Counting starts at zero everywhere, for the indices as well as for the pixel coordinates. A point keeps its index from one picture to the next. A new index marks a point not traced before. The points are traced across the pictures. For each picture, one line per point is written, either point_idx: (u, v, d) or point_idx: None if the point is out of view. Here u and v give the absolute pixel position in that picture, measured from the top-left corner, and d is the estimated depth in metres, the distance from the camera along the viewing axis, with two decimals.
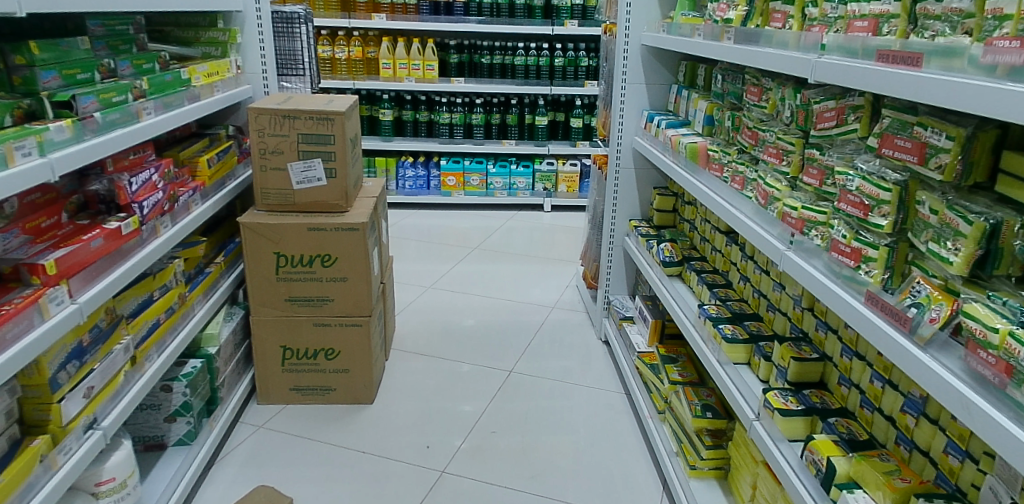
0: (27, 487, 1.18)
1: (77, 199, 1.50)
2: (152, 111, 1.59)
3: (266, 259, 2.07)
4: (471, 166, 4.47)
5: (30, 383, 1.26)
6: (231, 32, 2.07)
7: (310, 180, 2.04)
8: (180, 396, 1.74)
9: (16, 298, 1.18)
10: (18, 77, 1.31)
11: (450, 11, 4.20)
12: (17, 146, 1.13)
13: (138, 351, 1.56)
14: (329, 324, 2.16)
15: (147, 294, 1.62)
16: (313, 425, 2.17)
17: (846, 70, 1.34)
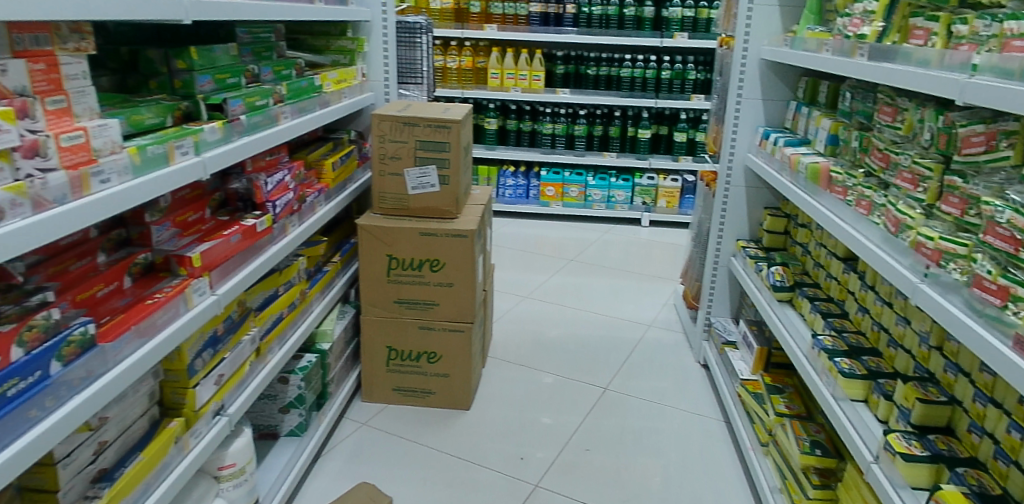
0: (162, 466, 1.28)
1: (219, 196, 1.61)
2: (289, 115, 1.68)
3: (378, 261, 2.12)
4: (571, 177, 4.45)
5: (172, 368, 1.33)
6: (359, 41, 2.15)
7: (424, 186, 2.08)
8: (295, 388, 1.81)
9: (166, 287, 1.30)
10: (178, 80, 1.40)
11: (559, 22, 4.22)
12: (177, 145, 1.26)
13: (262, 343, 1.63)
14: (433, 328, 2.19)
15: (272, 289, 1.70)
16: (412, 426, 2.21)
17: (999, 94, 1.22)
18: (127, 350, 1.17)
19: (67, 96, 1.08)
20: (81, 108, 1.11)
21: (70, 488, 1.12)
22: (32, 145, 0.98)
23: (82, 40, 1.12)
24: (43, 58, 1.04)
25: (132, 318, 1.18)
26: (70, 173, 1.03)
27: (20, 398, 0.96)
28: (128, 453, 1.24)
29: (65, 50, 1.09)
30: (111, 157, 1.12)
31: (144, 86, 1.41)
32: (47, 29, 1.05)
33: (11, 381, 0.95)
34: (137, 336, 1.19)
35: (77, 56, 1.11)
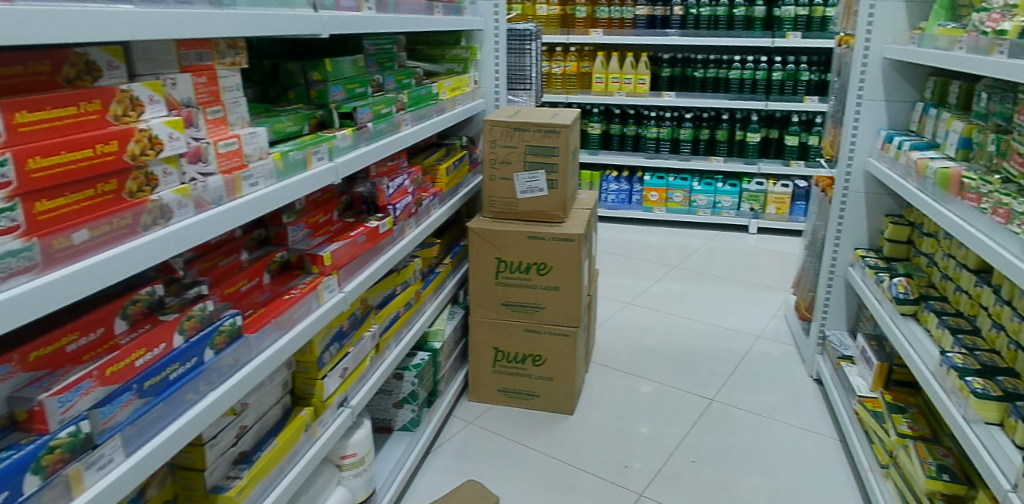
0: (294, 452, 1.37)
1: (346, 198, 1.70)
2: (409, 122, 1.77)
3: (487, 263, 2.17)
4: (675, 182, 4.36)
5: (304, 359, 1.43)
6: (473, 50, 2.22)
7: (533, 189, 2.12)
8: (409, 384, 1.87)
9: (301, 283, 1.39)
10: (314, 90, 1.51)
11: (666, 25, 4.16)
12: (314, 151, 1.36)
13: (381, 339, 1.71)
14: (539, 331, 2.21)
15: (391, 288, 1.77)
16: (517, 428, 2.24)
17: None
18: (267, 341, 1.26)
19: (224, 106, 1.18)
20: (235, 117, 1.21)
21: (215, 468, 1.21)
22: (196, 152, 1.08)
23: (237, 55, 1.23)
24: (204, 72, 1.14)
25: (271, 311, 1.28)
26: (226, 177, 1.14)
27: (178, 382, 1.07)
28: (264, 437, 1.33)
29: (223, 64, 1.19)
30: (259, 162, 1.23)
31: (284, 96, 1.52)
32: (209, 46, 1.16)
33: (170, 366, 1.05)
34: (276, 328, 1.28)
35: (232, 69, 1.21)
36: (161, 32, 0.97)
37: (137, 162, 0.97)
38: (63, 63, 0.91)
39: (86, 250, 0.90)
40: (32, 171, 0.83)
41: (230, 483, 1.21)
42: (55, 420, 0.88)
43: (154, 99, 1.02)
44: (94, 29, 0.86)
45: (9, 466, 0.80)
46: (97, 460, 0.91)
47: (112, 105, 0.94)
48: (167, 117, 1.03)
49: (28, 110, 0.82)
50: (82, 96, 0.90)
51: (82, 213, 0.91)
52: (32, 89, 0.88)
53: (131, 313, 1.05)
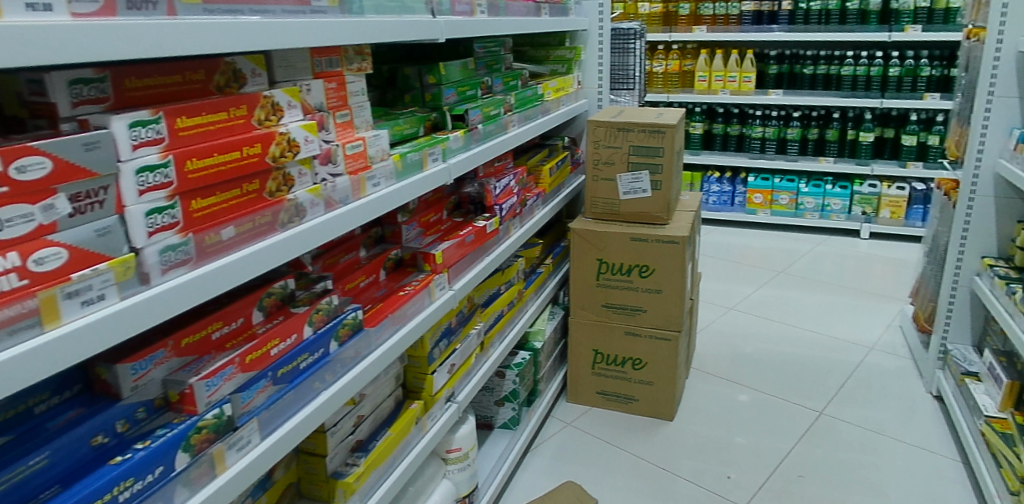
0: (406, 444, 1.43)
1: (454, 199, 1.75)
2: (516, 123, 1.81)
3: (588, 264, 2.17)
4: (781, 183, 4.20)
5: (415, 354, 1.48)
6: (576, 50, 2.24)
7: (636, 190, 2.11)
8: (510, 383, 1.90)
9: (414, 280, 1.45)
10: (428, 93, 1.55)
11: (773, 20, 4.01)
12: (430, 153, 1.42)
13: (486, 337, 1.75)
14: (640, 334, 2.19)
15: (496, 287, 1.81)
16: (615, 431, 2.22)
17: None
18: (385, 335, 1.32)
19: (350, 110, 1.24)
20: (360, 120, 1.27)
21: (335, 455, 1.28)
22: (327, 154, 1.15)
23: (363, 61, 1.28)
24: (334, 78, 1.20)
25: (388, 307, 1.34)
26: (352, 177, 1.20)
27: (307, 371, 1.13)
28: (378, 428, 1.40)
29: (351, 70, 1.25)
30: (381, 163, 1.28)
31: (400, 100, 1.58)
32: (338, 52, 1.21)
33: (300, 356, 1.12)
34: (392, 323, 1.34)
35: (358, 75, 1.27)
36: (281, 41, 1.01)
37: (277, 163, 1.04)
38: (215, 72, 0.98)
39: (232, 246, 0.97)
40: (190, 173, 0.90)
41: (348, 470, 1.27)
42: (203, 403, 0.94)
43: (291, 104, 1.08)
44: (227, 37, 0.91)
45: (162, 443, 0.88)
46: (238, 441, 0.98)
47: (256, 111, 1.01)
48: (303, 121, 1.10)
49: (187, 116, 0.89)
50: (231, 102, 0.96)
51: (231, 211, 0.97)
52: (188, 96, 0.95)
53: (267, 305, 1.12)
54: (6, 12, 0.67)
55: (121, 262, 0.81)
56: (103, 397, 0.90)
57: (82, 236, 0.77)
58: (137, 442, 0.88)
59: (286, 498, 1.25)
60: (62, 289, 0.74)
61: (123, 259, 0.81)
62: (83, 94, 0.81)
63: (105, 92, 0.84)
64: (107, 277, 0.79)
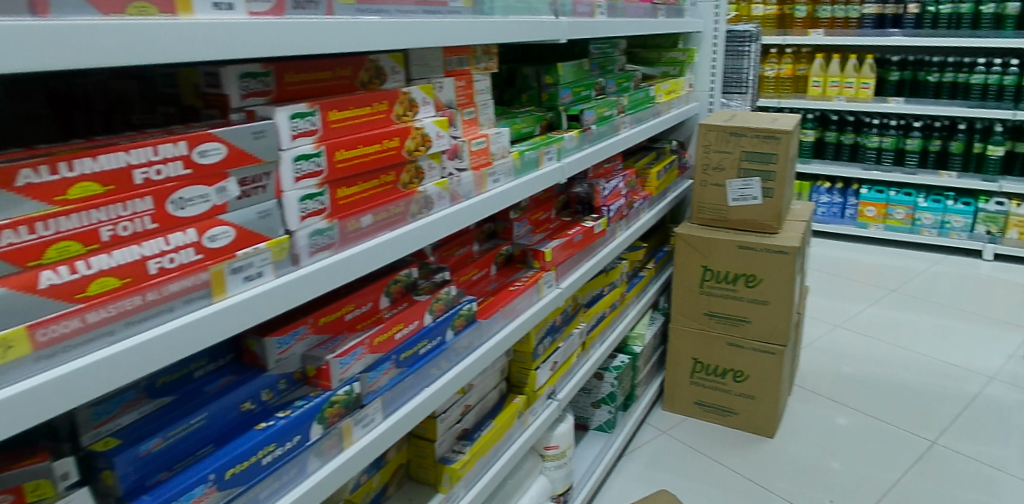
0: (508, 437, 1.46)
1: (563, 198, 1.79)
2: (627, 124, 1.83)
3: (692, 270, 2.18)
4: (897, 197, 3.97)
5: (521, 350, 1.51)
6: (690, 52, 2.29)
7: (746, 197, 2.10)
8: (608, 385, 1.91)
9: (523, 277, 1.48)
10: (546, 93, 1.59)
11: (897, 24, 3.80)
12: (546, 151, 1.44)
13: (588, 337, 1.77)
14: (742, 346, 2.17)
15: (600, 288, 1.83)
16: (713, 444, 2.19)
17: None
18: (495, 327, 1.36)
19: (475, 108, 1.28)
20: (484, 118, 1.31)
21: (443, 441, 1.32)
22: (454, 149, 1.19)
23: (489, 60, 1.32)
24: (463, 76, 1.24)
25: (500, 300, 1.37)
26: (475, 173, 1.24)
27: (426, 357, 1.18)
28: (483, 419, 1.44)
29: (478, 69, 1.29)
30: (501, 160, 1.32)
31: (517, 99, 1.62)
32: (468, 52, 1.26)
33: (420, 342, 1.16)
34: (503, 317, 1.37)
35: (484, 74, 1.31)
36: (413, 41, 1.03)
37: (411, 156, 1.09)
38: (360, 69, 1.04)
39: (369, 233, 1.03)
40: (339, 162, 0.96)
41: (455, 456, 1.31)
42: (337, 379, 1.00)
43: (426, 101, 1.12)
44: (370, 35, 0.96)
45: (301, 414, 0.94)
46: (364, 418, 1.04)
47: (396, 106, 1.06)
48: (435, 117, 1.15)
49: (337, 110, 0.95)
50: (375, 98, 1.02)
51: (371, 200, 1.03)
52: (336, 91, 1.01)
53: (392, 291, 1.17)
54: (195, 9, 0.74)
55: (277, 243, 0.88)
56: (251, 366, 0.98)
57: (247, 217, 0.84)
58: (279, 410, 0.95)
59: (396, 478, 1.30)
60: (229, 264, 0.82)
61: (279, 240, 0.88)
62: (250, 87, 0.88)
63: (268, 85, 0.90)
64: (265, 256, 0.86)
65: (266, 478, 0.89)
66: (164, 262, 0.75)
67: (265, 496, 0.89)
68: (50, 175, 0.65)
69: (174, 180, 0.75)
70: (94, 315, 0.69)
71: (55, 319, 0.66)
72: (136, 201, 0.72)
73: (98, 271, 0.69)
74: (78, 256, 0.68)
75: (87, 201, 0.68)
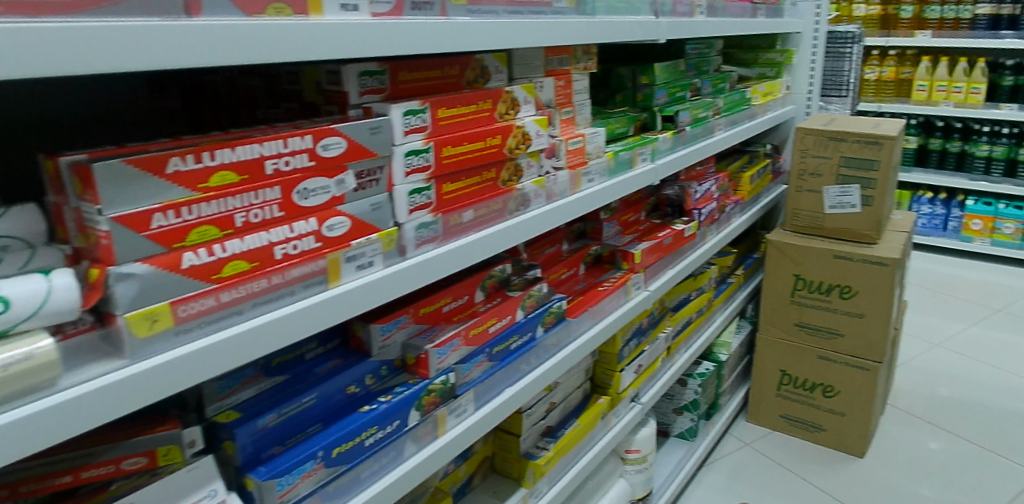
0: (591, 437, 1.46)
1: (653, 200, 1.78)
2: (722, 126, 1.80)
3: (784, 279, 2.12)
4: (1007, 210, 3.70)
5: (606, 351, 1.51)
6: (788, 53, 2.24)
7: (843, 205, 2.02)
8: (692, 392, 1.89)
9: (612, 277, 1.47)
10: (641, 94, 1.58)
11: (1014, 25, 3.52)
12: (640, 152, 1.44)
13: (673, 342, 1.76)
14: (834, 360, 2.09)
15: (687, 293, 1.83)
16: (799, 460, 2.11)
17: None
18: (584, 327, 1.36)
19: (573, 108, 1.29)
20: (581, 118, 1.32)
21: (528, 436, 1.33)
22: (552, 148, 1.21)
23: (589, 60, 1.33)
24: (562, 76, 1.26)
25: (589, 300, 1.37)
26: (571, 172, 1.26)
27: (517, 352, 1.20)
28: (567, 417, 1.44)
29: (577, 68, 1.30)
30: (597, 160, 1.33)
31: (612, 99, 1.63)
32: (568, 51, 1.27)
33: (512, 337, 1.18)
34: (591, 316, 1.37)
35: (583, 73, 1.32)
36: (518, 41, 1.05)
37: (511, 154, 1.11)
38: (466, 68, 1.06)
39: (470, 228, 1.06)
40: (446, 158, 0.99)
41: (539, 452, 1.32)
42: (434, 368, 1.03)
43: (527, 100, 1.14)
44: (478, 35, 0.98)
45: (401, 399, 0.98)
46: (457, 408, 1.07)
47: (499, 105, 1.08)
48: (536, 116, 1.16)
49: (446, 108, 0.98)
50: (480, 96, 1.04)
51: (473, 195, 1.06)
52: (444, 89, 1.04)
53: (487, 286, 1.20)
54: (325, 10, 0.79)
55: (387, 234, 0.92)
56: (356, 352, 1.02)
57: (362, 209, 0.89)
58: (381, 395, 0.99)
59: (481, 469, 1.33)
60: (344, 253, 0.86)
61: (388, 232, 0.92)
62: (368, 85, 0.92)
63: (383, 83, 0.94)
64: (376, 247, 0.91)
65: (367, 459, 0.93)
66: (288, 249, 0.80)
67: (366, 476, 0.93)
68: (195, 163, 0.70)
69: (299, 171, 0.80)
70: (227, 294, 0.74)
71: (195, 297, 0.71)
72: (266, 191, 0.77)
73: (232, 255, 0.75)
74: (215, 239, 0.73)
75: (225, 189, 0.73)
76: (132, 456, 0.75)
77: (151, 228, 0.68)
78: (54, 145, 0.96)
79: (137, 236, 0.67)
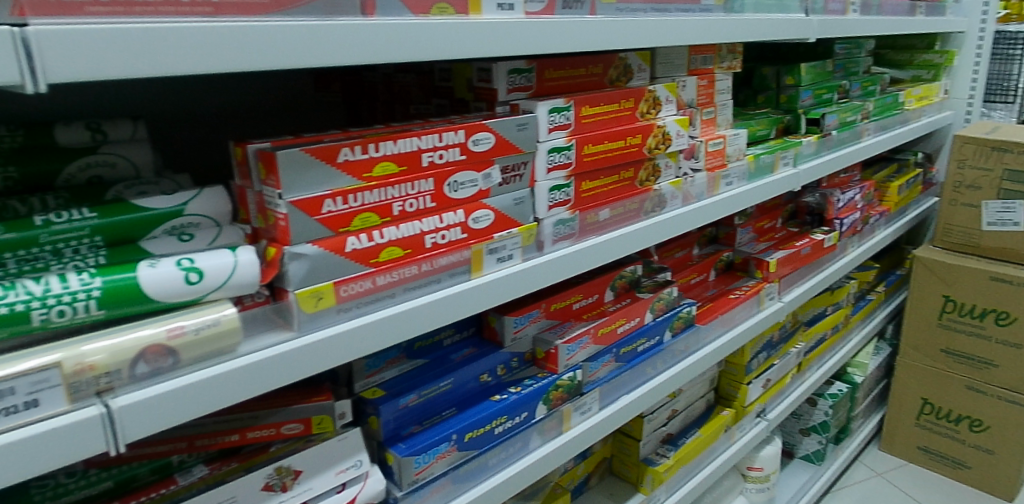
0: (713, 449, 1.41)
1: (791, 207, 1.69)
2: (871, 132, 1.69)
3: (931, 300, 1.95)
4: None
5: (733, 361, 1.45)
6: (948, 55, 2.04)
7: (1004, 222, 1.82)
8: (821, 414, 1.79)
9: (744, 285, 1.42)
10: (785, 95, 1.52)
11: None
12: (782, 156, 1.38)
13: (804, 359, 1.68)
14: (985, 392, 1.89)
15: (822, 308, 1.74)
16: (937, 497, 1.94)
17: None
18: (713, 334, 1.32)
19: (715, 108, 1.26)
20: (722, 119, 1.28)
21: (649, 441, 1.31)
22: (692, 149, 1.18)
23: (733, 59, 1.29)
24: (705, 75, 1.22)
25: (719, 307, 1.33)
26: (710, 174, 1.22)
27: (644, 354, 1.18)
28: (688, 426, 1.41)
29: (721, 68, 1.26)
30: (737, 162, 1.29)
31: (753, 100, 1.58)
32: (713, 50, 1.23)
33: (640, 339, 1.17)
34: (721, 324, 1.33)
35: (727, 73, 1.28)
36: (666, 39, 1.03)
37: (651, 154, 1.10)
38: (610, 66, 1.06)
39: (607, 226, 1.06)
40: (587, 156, 1.00)
41: (659, 459, 1.30)
42: (563, 364, 1.04)
43: (669, 99, 1.12)
44: (625, 34, 0.97)
45: (531, 392, 0.99)
46: (582, 405, 1.08)
47: (641, 104, 1.07)
48: (677, 115, 1.14)
49: (590, 106, 0.99)
50: (623, 95, 1.04)
51: (611, 194, 1.06)
52: (588, 87, 1.04)
53: (617, 286, 1.19)
54: (483, 10, 0.81)
55: (527, 229, 0.94)
56: (490, 342, 1.05)
57: (505, 203, 0.91)
58: (511, 386, 1.01)
59: (599, 470, 1.32)
60: (487, 245, 0.89)
61: (528, 226, 0.94)
62: (516, 82, 0.94)
63: (530, 81, 0.96)
64: (516, 241, 0.93)
65: (496, 447, 0.96)
66: (437, 238, 0.84)
67: (493, 463, 0.97)
68: (362, 154, 0.75)
69: (451, 164, 0.83)
70: (382, 278, 0.79)
71: (355, 278, 0.76)
72: (421, 182, 0.81)
73: (388, 241, 0.79)
74: (375, 226, 0.78)
75: (386, 179, 0.78)
76: (290, 422, 0.80)
77: (322, 213, 0.73)
78: (241, 131, 1.08)
79: (310, 219, 0.72)
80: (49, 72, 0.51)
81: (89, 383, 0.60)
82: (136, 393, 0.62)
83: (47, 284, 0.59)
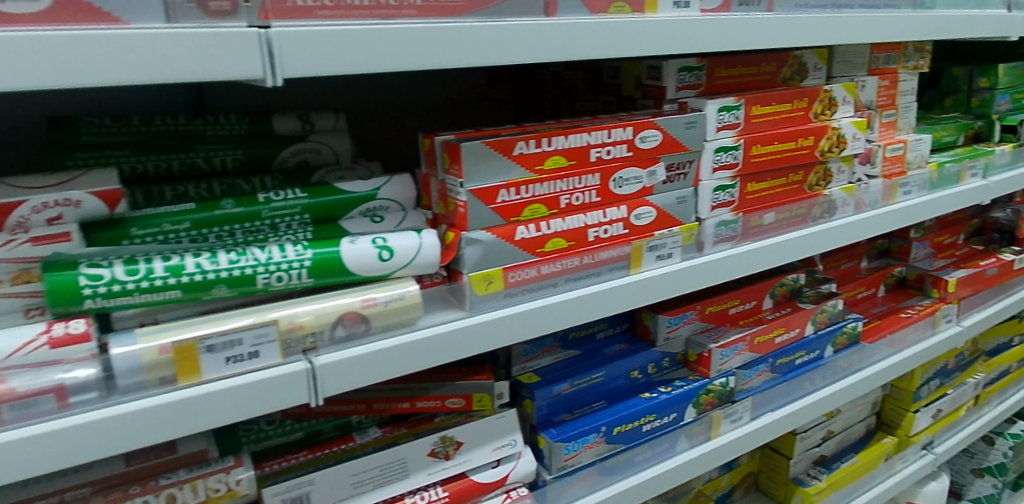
0: (871, 477, 1.32)
1: (976, 222, 1.53)
2: None
3: None
4: None
5: (900, 386, 1.35)
6: None
7: None
8: (999, 455, 1.61)
9: (918, 304, 1.31)
10: (977, 98, 1.37)
11: None
12: (971, 166, 1.27)
13: (983, 392, 1.52)
14: None
15: (1007, 337, 1.56)
16: None
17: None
18: (879, 355, 1.23)
19: (897, 110, 1.17)
20: (905, 122, 1.19)
21: (800, 460, 1.24)
22: (868, 154, 1.11)
23: (919, 58, 1.20)
24: (888, 75, 1.14)
25: (889, 325, 1.24)
26: (886, 181, 1.15)
27: (802, 368, 1.13)
28: (845, 450, 1.32)
29: (906, 68, 1.18)
30: (918, 170, 1.19)
31: (939, 103, 1.45)
32: (898, 49, 1.15)
33: (798, 351, 1.12)
34: (889, 345, 1.24)
35: (912, 73, 1.19)
36: (847, 37, 0.98)
37: (823, 157, 1.05)
38: (783, 65, 1.02)
39: (770, 230, 1.03)
40: (754, 157, 0.97)
41: (810, 480, 1.23)
42: (716, 369, 1.02)
43: (847, 99, 1.06)
44: (803, 33, 0.93)
45: (682, 393, 0.99)
46: (733, 413, 1.05)
47: (815, 104, 1.03)
48: (853, 117, 1.08)
49: (760, 105, 0.96)
50: (797, 94, 1.00)
51: (776, 197, 1.03)
52: (760, 86, 1.01)
53: (778, 294, 1.14)
54: (659, 8, 0.82)
55: (688, 228, 0.93)
56: (642, 339, 1.05)
57: (668, 201, 0.91)
58: (661, 385, 1.01)
59: (744, 484, 1.29)
60: (648, 242, 0.90)
61: (690, 226, 0.93)
62: (685, 80, 0.93)
63: (699, 79, 0.95)
64: (677, 240, 0.92)
65: (643, 444, 0.96)
66: (601, 232, 0.86)
67: (638, 460, 0.97)
68: (536, 147, 0.78)
69: (618, 160, 0.85)
70: (546, 268, 0.82)
71: (522, 265, 0.80)
72: (588, 177, 0.83)
73: (554, 232, 0.82)
74: (543, 217, 0.81)
75: (556, 172, 0.81)
76: (454, 396, 0.85)
77: (497, 202, 0.77)
78: (428, 124, 1.17)
79: (486, 207, 0.77)
80: (286, 67, 0.58)
81: (298, 342, 0.68)
82: (334, 354, 0.69)
83: (270, 252, 0.68)
